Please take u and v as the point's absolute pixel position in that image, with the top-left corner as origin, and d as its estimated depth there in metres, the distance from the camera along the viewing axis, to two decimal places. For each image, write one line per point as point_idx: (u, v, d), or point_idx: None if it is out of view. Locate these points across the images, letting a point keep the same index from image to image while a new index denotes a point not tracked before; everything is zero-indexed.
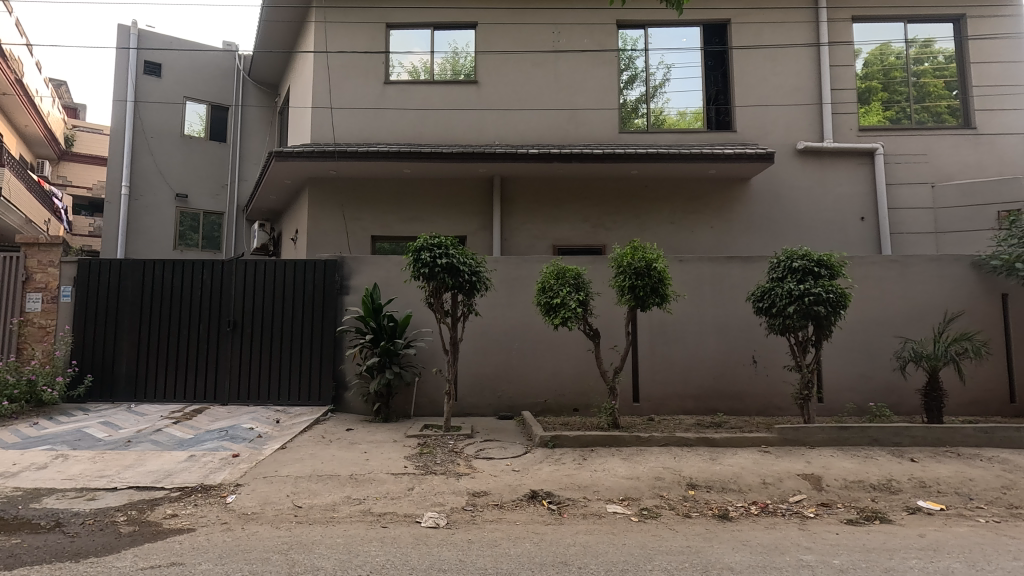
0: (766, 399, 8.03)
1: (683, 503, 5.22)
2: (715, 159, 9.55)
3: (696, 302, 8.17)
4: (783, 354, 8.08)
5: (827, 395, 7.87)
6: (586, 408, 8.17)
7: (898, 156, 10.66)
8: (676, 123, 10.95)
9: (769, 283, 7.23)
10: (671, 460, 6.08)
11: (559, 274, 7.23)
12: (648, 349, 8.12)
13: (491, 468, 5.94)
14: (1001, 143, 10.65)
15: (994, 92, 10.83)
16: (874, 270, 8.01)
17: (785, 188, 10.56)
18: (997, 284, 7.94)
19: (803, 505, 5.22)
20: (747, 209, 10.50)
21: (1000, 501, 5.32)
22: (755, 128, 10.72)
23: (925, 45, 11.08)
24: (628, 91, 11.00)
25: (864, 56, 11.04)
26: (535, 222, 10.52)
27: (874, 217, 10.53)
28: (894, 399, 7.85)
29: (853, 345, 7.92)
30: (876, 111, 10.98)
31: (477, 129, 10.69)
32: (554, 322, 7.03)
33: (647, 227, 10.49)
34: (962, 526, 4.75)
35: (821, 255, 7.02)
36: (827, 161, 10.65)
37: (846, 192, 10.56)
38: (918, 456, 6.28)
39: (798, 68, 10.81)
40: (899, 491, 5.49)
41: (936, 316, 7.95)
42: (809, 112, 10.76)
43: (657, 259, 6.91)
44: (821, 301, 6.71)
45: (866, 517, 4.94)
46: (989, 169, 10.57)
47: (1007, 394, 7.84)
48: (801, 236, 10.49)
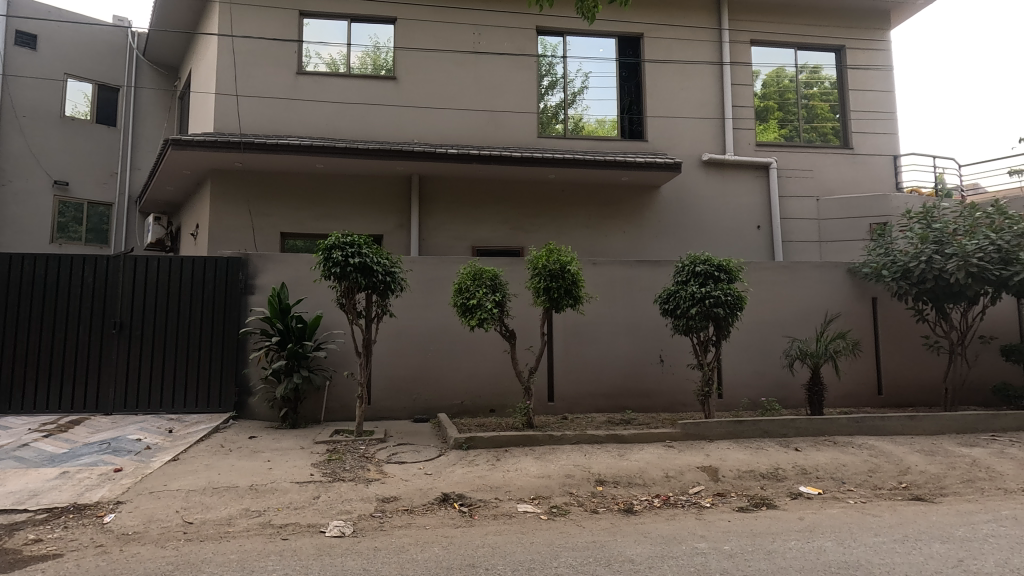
0: (672, 396, 8.46)
1: (591, 499, 5.39)
2: (628, 167, 9.95)
3: (608, 303, 8.46)
4: (687, 353, 8.55)
5: (725, 391, 8.41)
6: (502, 409, 8.22)
7: (789, 171, 11.63)
8: (594, 130, 11.31)
9: (674, 286, 7.64)
10: (582, 458, 6.25)
11: (476, 274, 7.23)
12: (563, 349, 8.31)
13: (402, 472, 5.81)
14: (874, 162, 11.90)
15: (869, 117, 12.09)
16: (766, 275, 8.67)
17: (691, 197, 11.21)
18: (868, 288, 8.87)
19: (700, 496, 5.56)
20: (657, 215, 11.03)
21: (867, 483, 5.95)
22: (665, 139, 11.30)
23: (813, 71, 12.17)
24: (548, 97, 11.22)
25: (762, 78, 11.96)
26: (455, 222, 10.46)
27: (769, 225, 11.42)
28: (783, 393, 8.54)
29: (749, 344, 8.54)
30: (772, 129, 11.92)
31: (397, 126, 10.47)
32: (470, 323, 7.01)
33: (563, 230, 10.75)
34: (835, 508, 5.25)
35: (721, 261, 7.50)
36: (728, 173, 11.40)
37: (744, 202, 11.37)
38: (801, 445, 6.87)
39: (703, 84, 11.53)
40: (784, 478, 5.98)
41: (818, 317, 8.74)
42: (713, 126, 11.49)
43: (571, 262, 7.09)
44: (720, 303, 7.18)
45: (755, 504, 5.34)
46: (864, 186, 11.78)
47: (876, 387, 8.77)
48: (705, 242, 11.18)
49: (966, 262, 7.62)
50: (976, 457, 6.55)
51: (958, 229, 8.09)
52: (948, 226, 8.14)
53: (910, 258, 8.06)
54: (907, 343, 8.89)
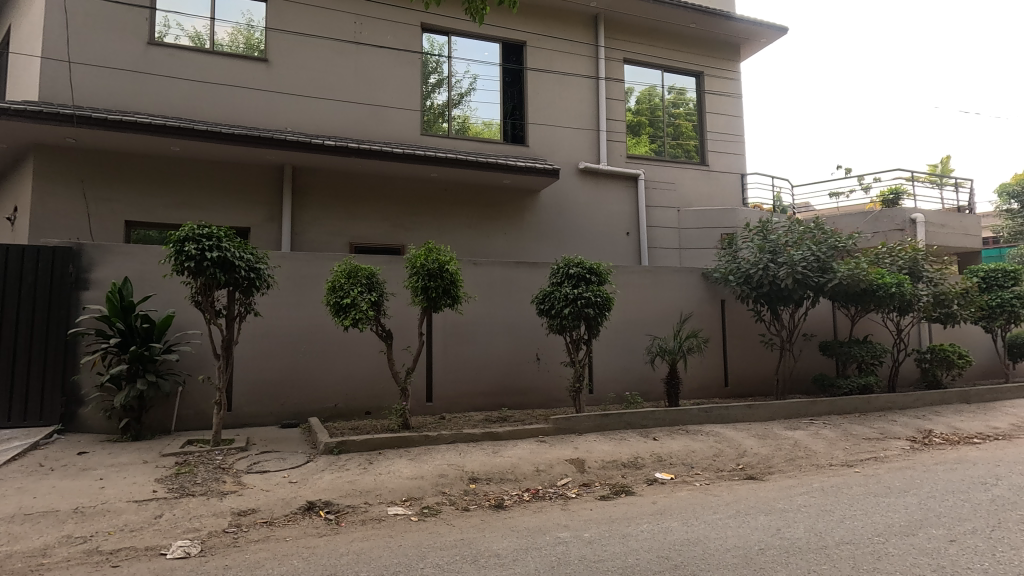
0: (546, 393, 8.79)
1: (463, 497, 5.45)
2: (509, 170, 10.19)
3: (487, 304, 8.59)
4: (561, 351, 8.94)
5: (595, 387, 8.92)
6: (377, 411, 8.00)
7: (655, 182, 12.61)
8: (479, 131, 11.43)
9: (549, 287, 7.96)
10: (457, 456, 6.27)
11: (350, 273, 6.96)
12: (442, 349, 8.28)
13: (263, 482, 5.44)
14: (726, 180, 13.32)
15: (724, 139, 13.51)
16: (632, 278, 9.33)
17: (569, 203, 11.75)
18: (718, 292, 9.91)
19: (567, 487, 5.85)
20: (537, 218, 11.41)
21: (711, 466, 6.64)
22: (545, 146, 11.74)
23: (679, 93, 13.34)
24: (433, 95, 11.15)
25: (635, 95, 12.88)
26: (332, 218, 10.00)
27: (636, 232, 12.31)
28: (645, 387, 9.25)
29: (617, 342, 9.14)
30: (644, 143, 12.87)
31: (268, 112, 9.78)
32: (343, 323, 6.74)
33: (445, 230, 10.74)
34: (683, 490, 5.80)
35: (592, 264, 7.94)
36: (603, 181, 12.11)
37: (615, 210, 12.15)
38: (658, 434, 7.49)
39: (581, 97, 12.16)
40: (642, 466, 6.48)
41: (676, 317, 9.59)
42: (589, 137, 12.15)
43: (449, 261, 7.09)
44: (590, 304, 7.61)
45: (615, 491, 5.73)
46: (717, 200, 13.13)
47: (723, 379, 9.82)
48: (580, 246, 11.77)
49: (793, 270, 8.81)
50: (797, 439, 7.58)
51: (787, 241, 9.33)
52: (780, 239, 9.36)
53: (751, 266, 9.15)
54: (748, 341, 10.07)
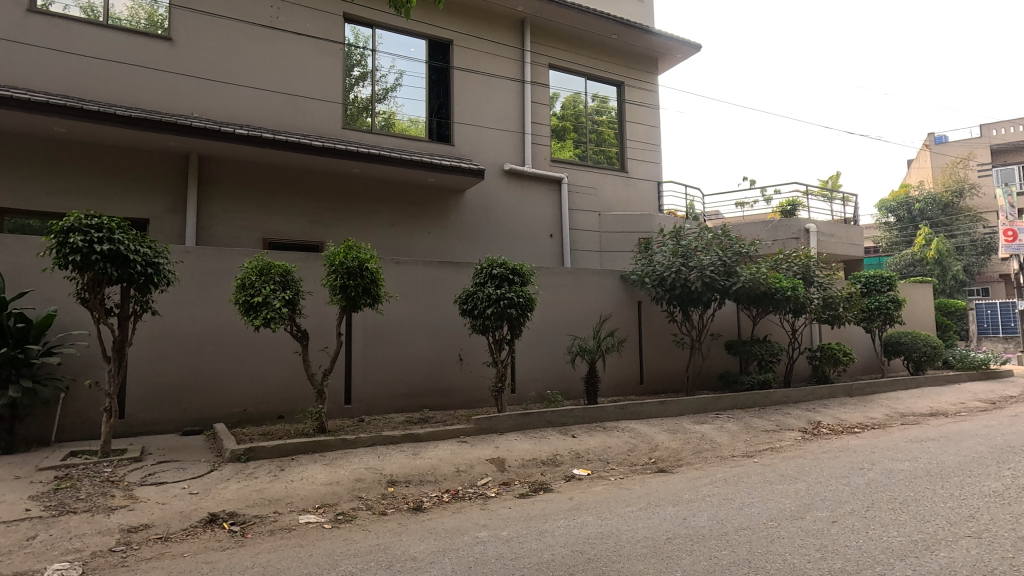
0: (469, 393, 8.78)
1: (381, 501, 5.33)
2: (433, 169, 10.08)
3: (409, 303, 8.44)
4: (483, 351, 8.96)
5: (517, 386, 9.02)
6: (291, 415, 7.63)
7: (578, 187, 12.95)
8: (404, 128, 11.23)
9: (473, 287, 7.96)
10: (374, 460, 6.11)
11: (262, 269, 6.59)
12: (361, 350, 8.04)
13: (159, 495, 5.03)
14: (644, 186, 13.93)
15: (642, 147, 14.11)
16: (554, 279, 9.54)
17: (494, 203, 11.81)
18: (634, 293, 10.34)
19: (487, 487, 5.88)
20: (461, 218, 11.37)
21: (625, 461, 6.92)
22: (471, 146, 11.74)
23: (602, 101, 13.78)
24: (357, 88, 10.82)
25: (561, 100, 13.19)
26: (244, 211, 9.43)
27: (559, 235, 12.59)
28: (566, 386, 9.48)
29: (539, 342, 9.29)
30: (569, 148, 13.19)
31: (173, 95, 9.08)
32: (254, 323, 6.37)
33: (367, 227, 10.46)
34: (599, 485, 6.01)
35: (515, 264, 8.02)
36: (527, 183, 12.28)
37: (539, 212, 12.35)
38: (577, 432, 7.70)
39: (507, 99, 12.27)
40: (561, 463, 6.65)
41: (596, 318, 9.90)
42: (514, 139, 12.27)
43: (370, 259, 6.90)
44: (513, 304, 7.68)
45: (534, 489, 5.83)
46: (635, 206, 13.69)
47: (638, 377, 10.26)
48: (504, 246, 11.86)
49: (703, 273, 9.38)
50: (704, 433, 8.07)
51: (698, 246, 9.91)
52: (692, 244, 9.91)
53: (665, 269, 9.63)
54: (662, 340, 10.58)
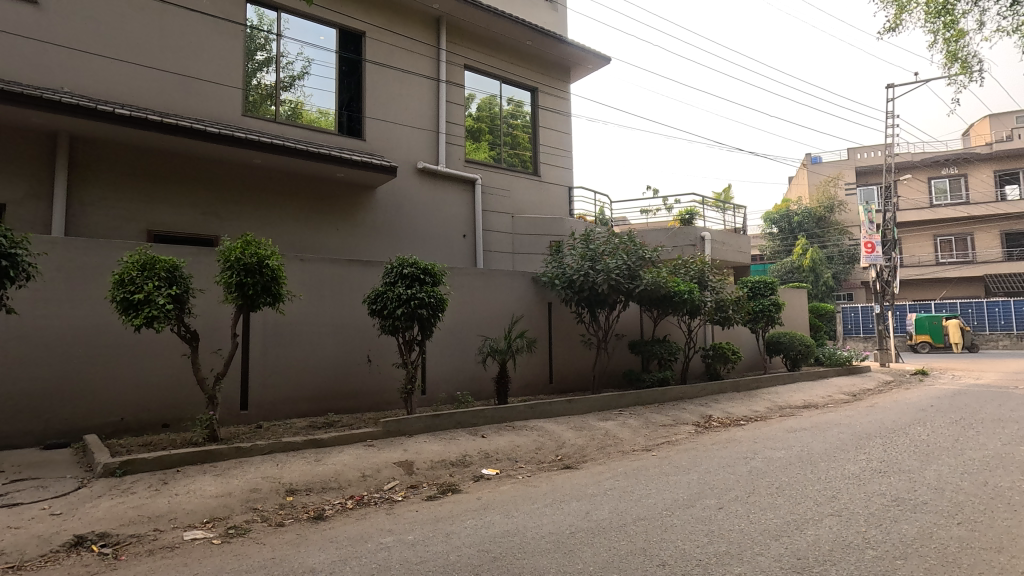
0: (377, 395, 8.54)
1: (278, 512, 5.05)
2: (342, 163, 9.71)
3: (313, 302, 8.06)
4: (392, 352, 8.76)
5: (427, 388, 8.91)
6: (178, 423, 7.01)
7: (491, 188, 13.04)
8: (311, 119, 10.72)
9: (382, 286, 7.76)
10: (272, 468, 5.78)
11: (146, 264, 6.01)
12: (259, 352, 7.56)
13: (12, 518, 4.42)
14: (555, 191, 14.29)
15: (555, 153, 14.48)
16: (466, 280, 9.53)
17: (406, 201, 11.59)
18: (545, 295, 10.59)
19: (394, 491, 5.77)
20: (371, 215, 11.05)
21: (533, 459, 7.07)
22: (383, 142, 11.45)
23: (517, 105, 13.98)
24: (259, 73, 10.17)
25: (476, 102, 13.23)
26: (125, 200, 8.55)
27: (472, 235, 12.61)
28: (477, 387, 9.51)
29: (450, 342, 9.24)
30: (484, 150, 13.24)
31: (38, 66, 8.04)
32: (134, 323, 5.79)
33: (268, 222, 9.87)
34: (507, 484, 6.08)
35: (426, 264, 7.92)
36: (441, 182, 12.18)
37: (452, 212, 12.29)
38: (487, 432, 7.74)
39: (421, 97, 12.09)
40: (470, 464, 6.66)
41: (506, 318, 10.01)
42: (428, 137, 12.13)
43: (270, 256, 6.52)
44: (424, 304, 7.58)
45: (442, 491, 5.79)
46: (547, 210, 14.01)
47: (548, 376, 10.51)
48: (416, 246, 11.67)
49: (609, 276, 9.78)
50: (608, 429, 8.43)
51: (605, 250, 10.32)
52: (599, 248, 10.31)
53: (574, 272, 9.94)
54: (570, 341, 10.91)
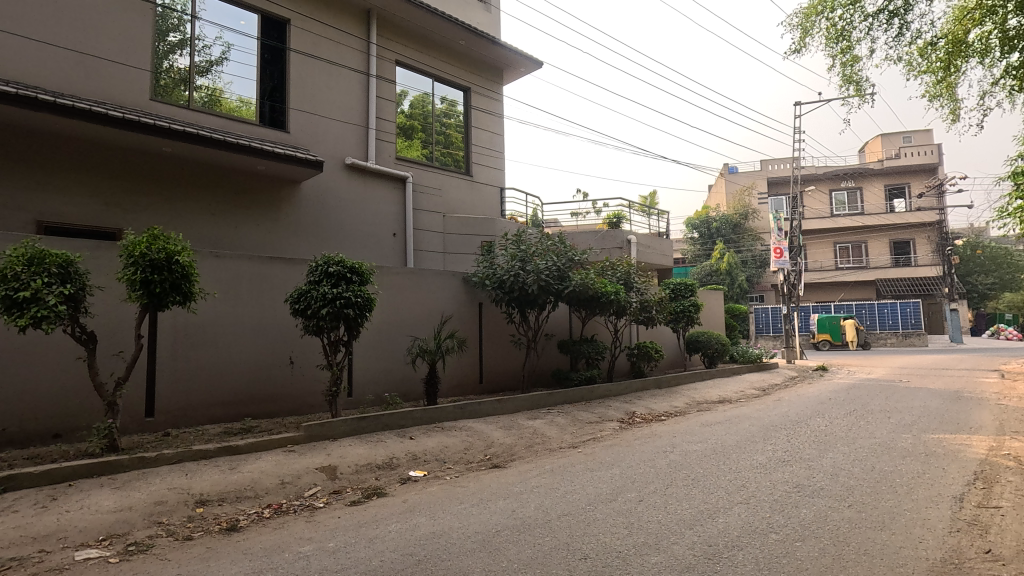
0: (299, 398, 8.20)
1: (186, 525, 4.73)
2: (264, 155, 9.24)
3: (230, 302, 7.62)
4: (317, 353, 8.44)
5: (354, 390, 8.66)
6: (71, 433, 6.40)
7: (423, 187, 12.87)
8: (230, 108, 10.14)
9: (306, 285, 7.46)
10: (181, 478, 5.40)
11: (34, 259, 5.44)
12: (169, 354, 7.05)
13: None
14: (487, 191, 14.31)
15: (488, 154, 14.51)
16: (395, 279, 9.35)
17: (333, 197, 11.21)
18: (475, 295, 10.58)
19: (315, 497, 5.56)
20: (295, 211, 10.60)
21: (461, 459, 7.05)
22: (309, 135, 11.02)
23: (450, 104, 13.89)
24: (172, 56, 9.51)
25: (409, 99, 13.01)
26: (10, 187, 7.71)
27: (403, 234, 12.40)
28: (406, 388, 9.35)
29: (378, 343, 9.02)
30: (416, 147, 13.04)
31: None
32: (19, 324, 5.23)
33: (180, 215, 9.23)
34: (435, 485, 6.03)
35: (353, 262, 7.70)
36: (370, 179, 11.88)
37: (381, 210, 12.02)
38: (415, 433, 7.64)
39: (350, 90, 11.74)
40: (397, 466, 6.55)
41: (436, 319, 9.91)
42: (357, 133, 11.80)
43: (181, 252, 6.10)
44: (350, 304, 7.35)
45: (366, 495, 5.65)
46: (479, 210, 14.01)
47: (477, 377, 10.51)
48: (343, 244, 11.32)
49: (539, 276, 9.92)
50: (536, 427, 8.55)
51: (535, 251, 10.45)
52: (530, 249, 10.43)
53: (505, 272, 10.00)
54: (500, 341, 10.98)
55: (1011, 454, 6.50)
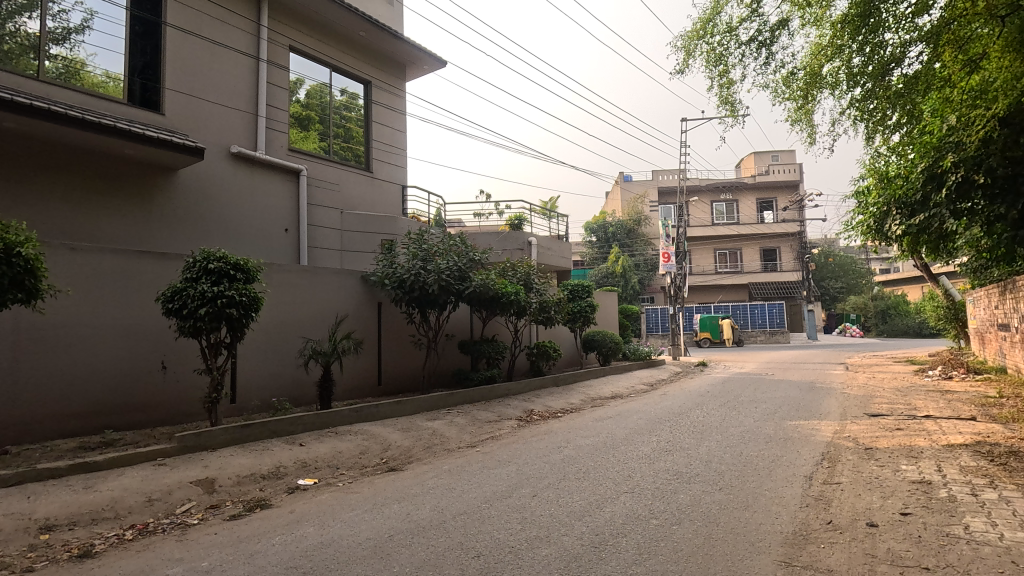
0: (173, 406, 7.48)
1: (26, 555, 4.14)
2: (133, 138, 8.33)
3: (89, 300, 6.78)
4: (194, 357, 7.75)
5: (238, 396, 8.06)
6: None
7: (318, 181, 12.28)
8: (93, 82, 9.06)
9: (181, 282, 6.82)
10: (22, 501, 4.72)
11: None
12: (8, 360, 6.12)
13: None
14: (389, 188, 13.94)
15: (391, 151, 14.14)
16: (286, 278, 8.82)
17: (215, 188, 10.36)
18: (373, 294, 10.28)
19: (189, 514, 5.11)
20: (171, 201, 9.67)
21: (355, 465, 6.82)
22: (188, 120, 10.10)
23: (351, 97, 13.37)
24: (18, 18, 8.35)
25: (305, 88, 12.39)
26: None
27: (296, 230, 11.76)
28: (297, 392, 8.86)
29: (265, 345, 8.46)
30: (313, 139, 12.43)
31: None
32: None
33: (26, 200, 8.07)
34: (325, 493, 5.78)
35: (238, 259, 7.16)
36: (259, 170, 11.13)
37: (272, 203, 11.32)
38: (305, 439, 7.26)
39: (237, 74, 10.92)
40: (284, 475, 6.19)
41: (331, 319, 9.49)
42: (245, 120, 11.00)
43: (25, 244, 5.34)
44: (233, 303, 6.83)
45: (249, 507, 5.28)
46: (379, 207, 13.60)
47: (375, 379, 10.21)
48: (227, 239, 10.50)
49: (440, 276, 9.84)
50: (434, 428, 8.49)
51: (436, 251, 10.35)
52: (431, 248, 10.31)
53: (405, 271, 9.81)
54: (399, 342, 10.76)
55: (850, 436, 7.49)
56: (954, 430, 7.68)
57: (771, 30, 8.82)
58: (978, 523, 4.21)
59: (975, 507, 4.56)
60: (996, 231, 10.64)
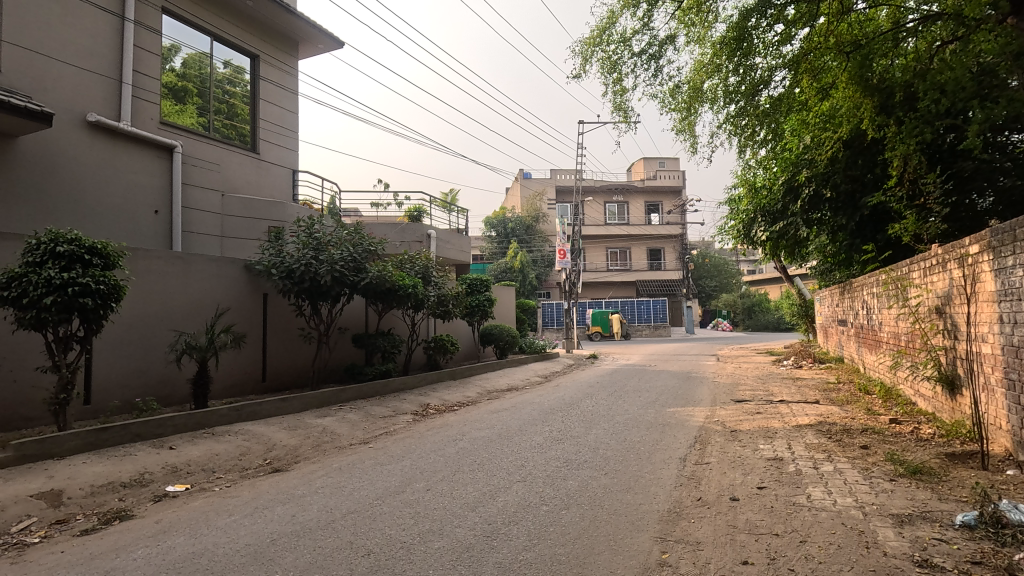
0: (8, 410, 6.46)
1: None
2: None
3: None
4: (37, 353, 6.76)
5: (92, 396, 7.16)
6: None
7: (195, 159, 11.21)
8: None
9: (20, 268, 5.90)
10: None
11: None
12: None
13: None
14: (277, 171, 13.01)
15: (281, 132, 13.24)
16: (155, 264, 7.97)
17: (66, 161, 9.10)
18: (257, 284, 9.60)
19: (28, 532, 4.47)
20: (9, 172, 8.34)
21: (233, 467, 6.34)
22: (32, 80, 8.78)
23: (235, 71, 12.34)
24: None
25: (182, 56, 11.21)
26: None
27: (168, 213, 10.66)
28: (166, 391, 8.05)
29: (127, 339, 7.57)
30: (189, 114, 11.33)
31: None
32: None
33: None
34: (199, 498, 5.32)
35: (94, 242, 6.35)
36: (122, 144, 9.96)
37: (137, 181, 10.16)
38: (176, 442, 6.63)
39: (97, 33, 9.65)
40: (150, 482, 5.62)
41: (207, 311, 8.70)
42: (106, 86, 9.77)
43: None
44: (88, 293, 6.06)
45: (105, 520, 4.72)
46: (265, 191, 12.65)
47: (258, 375, 9.57)
48: (80, 219, 9.24)
49: (332, 268, 9.42)
50: (325, 425, 8.12)
51: (329, 240, 9.90)
52: (323, 237, 9.82)
53: (294, 261, 9.26)
54: (286, 336, 10.16)
55: (718, 420, 8.27)
56: (801, 412, 8.75)
57: (660, 44, 9.41)
58: (818, 492, 4.86)
59: (816, 479, 5.25)
60: (839, 239, 12.30)
